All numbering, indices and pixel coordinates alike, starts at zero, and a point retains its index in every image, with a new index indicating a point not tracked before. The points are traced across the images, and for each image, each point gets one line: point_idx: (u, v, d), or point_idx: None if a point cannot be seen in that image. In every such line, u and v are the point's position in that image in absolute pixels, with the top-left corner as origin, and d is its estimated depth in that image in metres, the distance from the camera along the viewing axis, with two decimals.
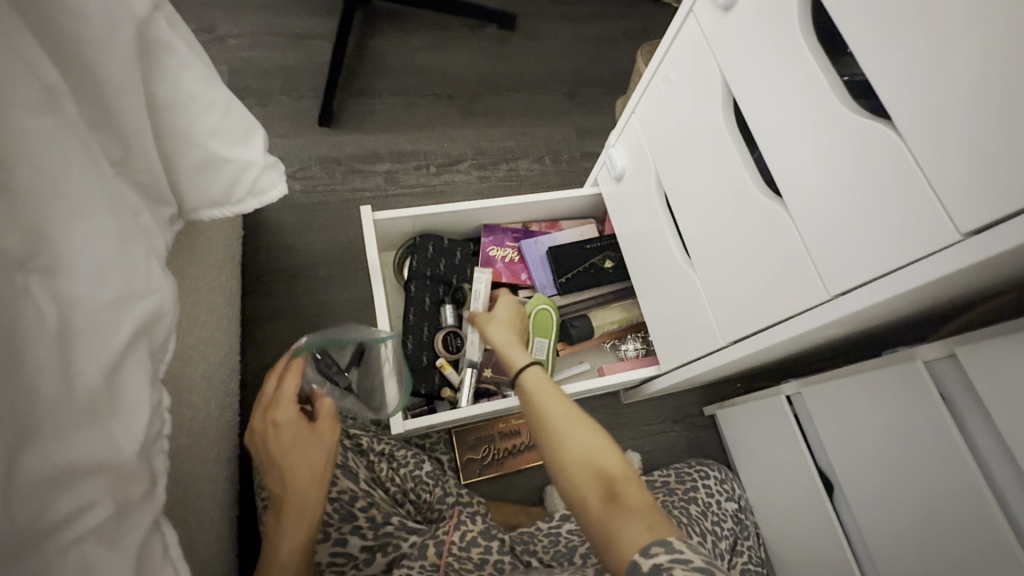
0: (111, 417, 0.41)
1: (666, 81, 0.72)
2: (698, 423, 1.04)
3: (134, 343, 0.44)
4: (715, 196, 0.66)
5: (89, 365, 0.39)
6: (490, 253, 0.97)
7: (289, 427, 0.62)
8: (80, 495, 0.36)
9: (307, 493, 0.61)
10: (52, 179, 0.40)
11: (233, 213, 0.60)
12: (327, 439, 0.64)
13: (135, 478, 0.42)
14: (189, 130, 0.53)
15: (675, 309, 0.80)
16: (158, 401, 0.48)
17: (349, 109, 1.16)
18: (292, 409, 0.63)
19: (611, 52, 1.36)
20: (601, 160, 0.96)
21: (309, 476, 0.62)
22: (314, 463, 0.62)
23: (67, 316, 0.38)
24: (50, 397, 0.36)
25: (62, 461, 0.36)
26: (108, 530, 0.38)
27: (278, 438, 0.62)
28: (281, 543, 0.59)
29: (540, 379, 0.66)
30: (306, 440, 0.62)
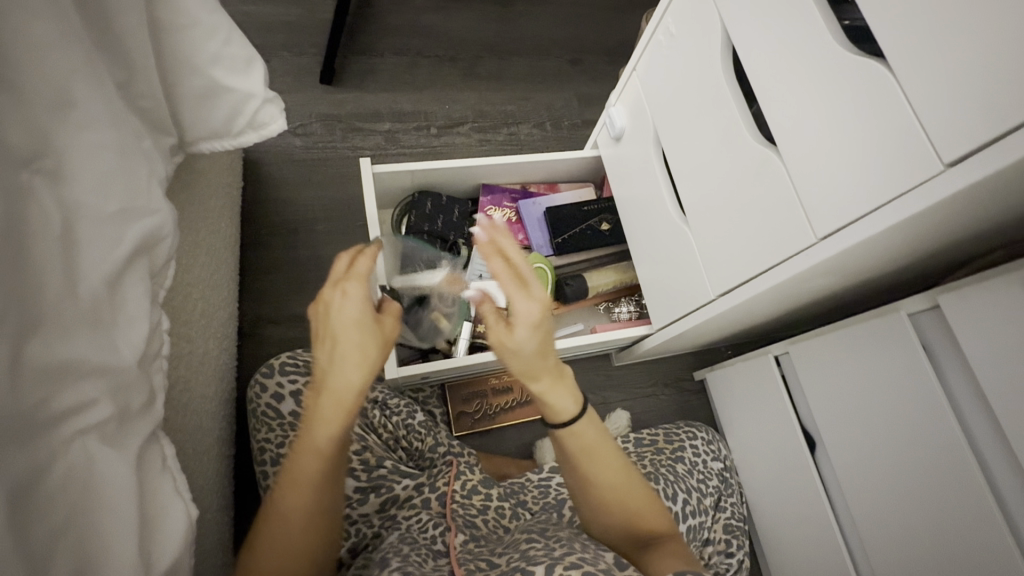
0: (112, 324, 0.41)
1: (668, 35, 0.72)
2: (687, 387, 1.06)
3: (135, 260, 0.45)
4: (711, 149, 0.67)
5: (91, 273, 0.40)
6: (488, 213, 0.98)
7: (355, 305, 0.53)
8: (83, 393, 0.37)
9: (349, 381, 0.54)
10: (55, 88, 0.40)
11: (232, 146, 0.60)
12: (386, 335, 0.56)
13: (137, 389, 0.44)
14: (190, 57, 0.53)
15: (670, 267, 0.81)
16: (158, 325, 0.49)
17: (350, 67, 1.15)
18: (364, 288, 0.54)
19: (616, 20, 1.35)
20: (601, 121, 0.96)
21: (356, 366, 0.54)
22: (368, 353, 0.54)
23: (70, 220, 0.39)
24: (53, 294, 0.37)
25: (65, 357, 0.36)
26: (110, 430, 0.39)
27: (339, 314, 0.53)
28: (315, 427, 0.54)
29: (591, 440, 0.63)
30: (366, 328, 0.54)
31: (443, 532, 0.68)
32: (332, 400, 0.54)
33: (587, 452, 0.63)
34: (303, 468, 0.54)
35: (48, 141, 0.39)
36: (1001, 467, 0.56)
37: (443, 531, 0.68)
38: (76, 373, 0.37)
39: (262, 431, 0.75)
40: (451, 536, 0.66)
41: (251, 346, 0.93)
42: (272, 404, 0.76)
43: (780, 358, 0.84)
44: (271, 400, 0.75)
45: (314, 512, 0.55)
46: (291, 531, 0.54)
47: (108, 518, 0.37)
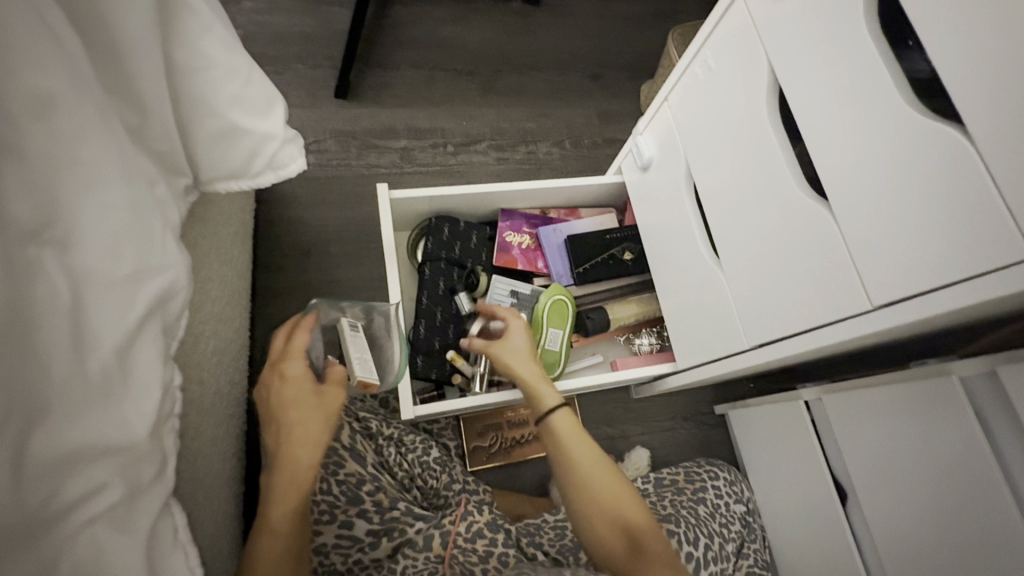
0: (125, 399, 0.39)
1: (706, 68, 0.68)
2: (707, 421, 1.03)
3: (148, 322, 0.42)
4: (750, 194, 0.63)
5: (102, 347, 0.37)
6: (507, 239, 0.94)
7: (296, 379, 0.60)
8: (93, 479, 0.35)
9: (298, 454, 0.58)
10: (65, 147, 0.37)
11: (250, 186, 0.57)
12: (331, 405, 0.61)
13: (148, 462, 0.41)
14: (207, 97, 0.50)
15: (699, 307, 0.77)
16: (172, 386, 0.47)
17: (366, 81, 1.12)
18: (300, 363, 0.62)
19: (639, 34, 1.31)
20: (626, 147, 0.93)
21: (303, 436, 0.58)
22: (311, 425, 0.59)
23: (79, 290, 0.36)
24: (60, 376, 0.34)
25: (72, 444, 0.34)
26: (122, 513, 0.37)
27: (282, 392, 0.60)
28: (270, 508, 0.56)
29: (568, 425, 0.67)
30: (306, 401, 0.59)
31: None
32: (283, 477, 0.57)
33: (565, 439, 0.66)
34: (265, 552, 0.55)
35: (58, 205, 0.36)
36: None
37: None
38: (83, 460, 0.35)
39: None
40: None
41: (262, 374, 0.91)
42: None
43: (810, 402, 0.81)
44: None
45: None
46: None
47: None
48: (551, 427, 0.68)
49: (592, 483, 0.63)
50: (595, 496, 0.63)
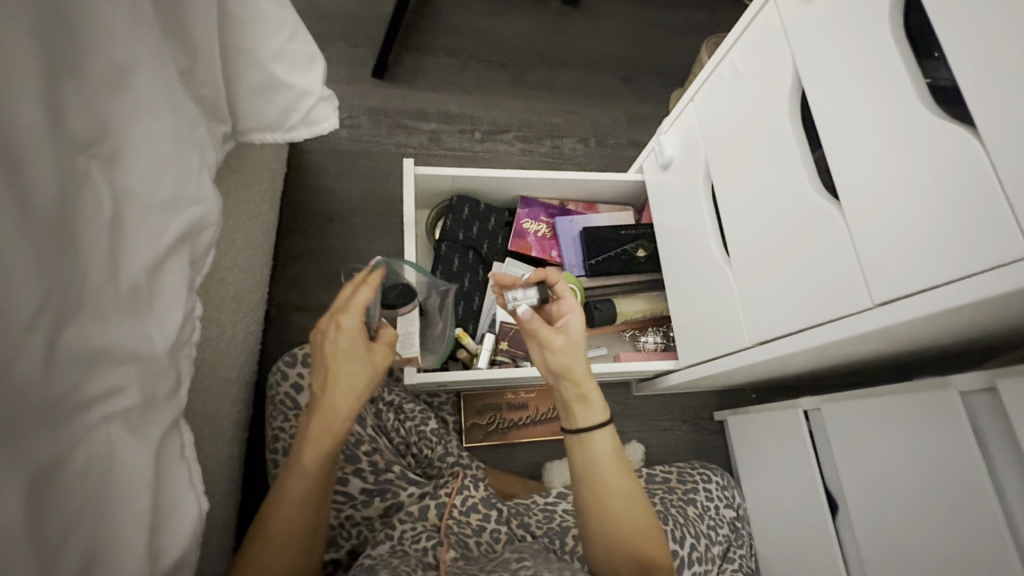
0: (146, 316, 0.41)
1: (733, 70, 0.69)
2: (705, 426, 1.03)
3: (177, 249, 0.45)
4: (766, 194, 0.64)
5: (130, 265, 0.40)
6: (524, 225, 0.96)
7: (348, 331, 0.59)
8: (112, 380, 0.37)
9: (340, 407, 0.58)
10: (118, 77, 0.40)
11: (285, 139, 0.59)
12: (378, 365, 0.60)
13: (167, 376, 0.44)
14: (254, 51, 0.53)
15: (706, 306, 0.78)
16: (191, 316, 0.49)
17: (403, 63, 1.15)
18: (356, 319, 0.60)
19: (673, 42, 1.32)
20: (649, 146, 0.94)
21: (347, 392, 0.59)
22: (356, 381, 0.59)
23: (120, 207, 0.39)
24: (96, 281, 0.37)
25: (97, 344, 0.36)
26: (139, 414, 0.40)
27: (333, 342, 0.60)
28: (303, 450, 0.58)
29: (608, 445, 0.66)
30: (355, 355, 0.59)
31: (436, 546, 0.69)
32: (320, 426, 0.58)
33: (599, 461, 0.65)
34: (292, 489, 0.57)
35: (108, 129, 0.39)
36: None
37: (436, 545, 0.69)
38: (107, 362, 0.37)
39: (277, 419, 0.75)
40: (442, 550, 0.67)
41: (275, 332, 0.94)
42: (291, 394, 0.76)
43: (809, 412, 0.81)
44: (290, 389, 0.76)
45: (301, 531, 0.57)
46: (274, 545, 0.55)
47: (124, 506, 0.37)
48: (591, 447, 0.66)
49: (619, 512, 0.64)
50: (620, 527, 0.63)
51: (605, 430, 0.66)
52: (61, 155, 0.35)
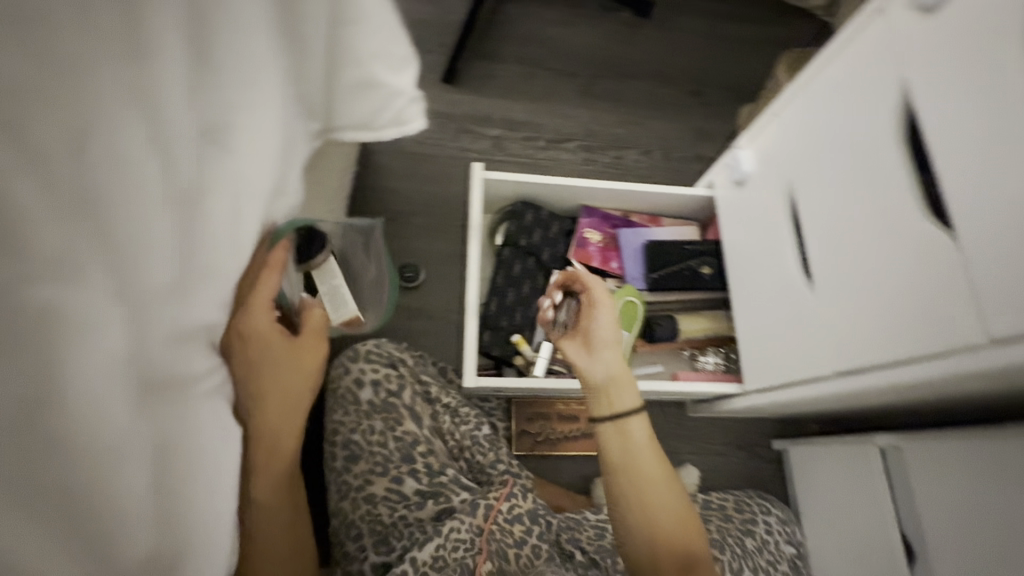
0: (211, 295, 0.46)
1: (827, 86, 0.67)
2: (762, 454, 0.99)
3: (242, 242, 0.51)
4: (861, 218, 0.61)
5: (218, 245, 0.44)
6: (585, 235, 0.95)
7: (263, 335, 0.54)
8: None
9: (274, 415, 0.56)
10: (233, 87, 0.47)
11: (372, 138, 0.60)
12: (306, 358, 0.59)
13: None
14: (355, 49, 0.53)
15: (780, 330, 0.75)
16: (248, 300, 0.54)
17: (472, 69, 1.17)
18: (265, 318, 0.54)
19: (745, 56, 1.29)
20: (722, 161, 0.90)
21: (274, 400, 0.55)
22: (291, 388, 0.57)
23: None
24: None
25: None
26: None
27: (248, 352, 0.53)
28: (255, 481, 0.56)
29: (643, 432, 0.65)
30: (278, 360, 0.56)
31: (473, 555, 0.68)
32: (262, 445, 0.55)
33: (636, 450, 0.64)
34: (263, 522, 0.56)
35: (221, 133, 0.47)
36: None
37: (474, 553, 0.68)
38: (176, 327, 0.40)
39: (338, 413, 0.77)
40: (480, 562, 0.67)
41: None
42: (353, 389, 0.78)
43: (885, 450, 0.76)
44: (351, 385, 0.78)
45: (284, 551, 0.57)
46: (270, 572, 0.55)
47: None
48: (627, 435, 0.65)
49: (666, 501, 0.61)
50: (665, 517, 0.61)
51: (638, 416, 0.65)
52: (171, 150, 0.43)
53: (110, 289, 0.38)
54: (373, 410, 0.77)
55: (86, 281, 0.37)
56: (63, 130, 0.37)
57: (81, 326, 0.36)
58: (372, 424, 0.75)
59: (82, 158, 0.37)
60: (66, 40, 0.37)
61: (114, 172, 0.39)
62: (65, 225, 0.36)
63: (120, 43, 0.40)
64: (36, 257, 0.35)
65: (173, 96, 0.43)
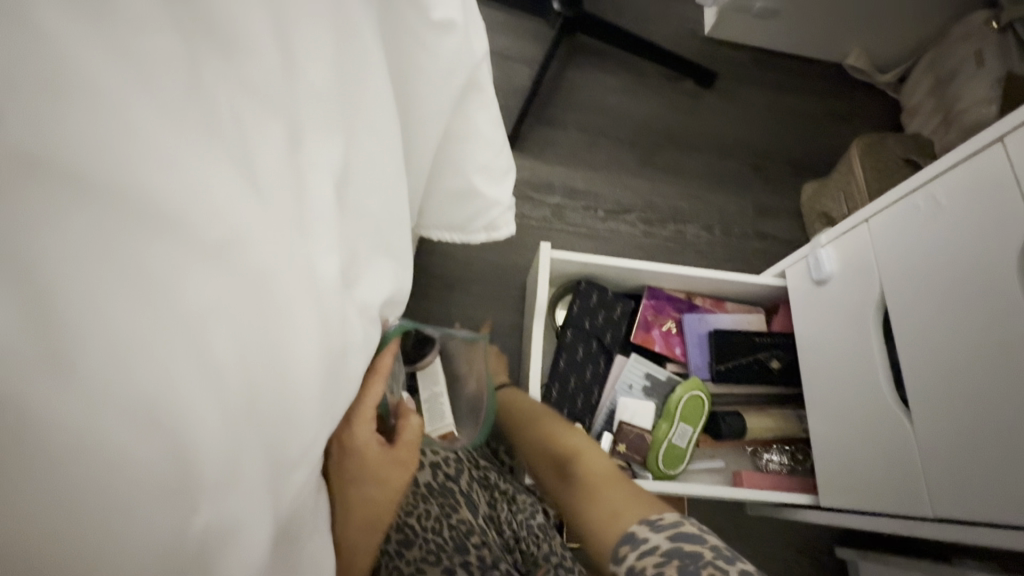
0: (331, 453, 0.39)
1: (932, 204, 0.63)
2: (826, 562, 0.93)
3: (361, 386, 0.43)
4: (980, 356, 0.58)
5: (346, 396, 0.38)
6: (649, 318, 0.92)
7: (364, 451, 0.47)
8: None
9: (359, 544, 0.47)
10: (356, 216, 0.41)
11: (461, 241, 0.58)
12: (402, 473, 0.49)
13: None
14: (461, 164, 0.53)
15: (866, 451, 0.71)
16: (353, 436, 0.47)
17: (534, 135, 1.17)
18: (369, 428, 0.48)
19: (808, 131, 1.27)
20: (798, 253, 0.87)
21: (366, 524, 0.47)
22: (380, 506, 0.48)
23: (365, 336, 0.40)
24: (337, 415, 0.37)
25: None
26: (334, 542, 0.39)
27: (345, 466, 0.46)
28: None
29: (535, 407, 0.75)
30: (375, 475, 0.47)
31: None
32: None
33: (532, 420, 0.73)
34: None
35: (350, 271, 0.39)
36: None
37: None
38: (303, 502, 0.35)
39: None
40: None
41: None
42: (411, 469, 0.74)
43: None
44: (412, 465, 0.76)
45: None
46: None
47: None
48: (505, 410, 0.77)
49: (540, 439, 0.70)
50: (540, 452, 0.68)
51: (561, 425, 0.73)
52: (323, 309, 0.35)
53: (268, 498, 0.30)
54: (430, 494, 0.73)
55: (250, 496, 0.29)
56: (234, 314, 0.29)
57: (233, 549, 0.28)
58: (429, 507, 0.71)
59: (249, 344, 0.29)
60: (234, 204, 0.30)
61: (280, 351, 0.31)
62: (238, 440, 0.28)
63: (281, 196, 0.33)
64: (210, 485, 0.27)
65: (321, 243, 0.35)
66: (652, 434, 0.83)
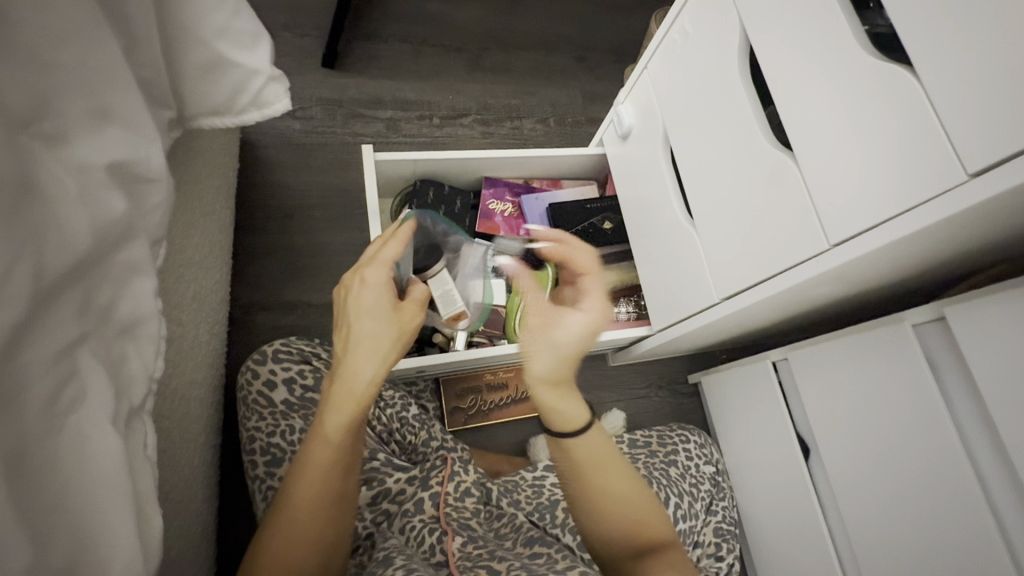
0: (80, 316, 0.36)
1: (684, 34, 0.71)
2: (681, 390, 1.07)
3: (107, 269, 0.39)
4: (726, 153, 0.66)
5: (57, 259, 0.34)
6: (489, 206, 0.96)
7: (377, 287, 0.57)
8: (78, 388, 0.34)
9: (362, 368, 0.56)
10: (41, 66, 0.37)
11: (234, 124, 0.58)
12: (406, 321, 0.58)
13: (141, 347, 0.42)
14: (196, 31, 0.51)
15: (673, 270, 0.80)
16: (152, 333, 0.44)
17: (353, 52, 1.13)
18: (382, 273, 0.58)
19: (623, 18, 1.34)
20: (608, 118, 0.95)
21: (371, 353, 0.56)
22: (379, 341, 0.56)
23: (85, 189, 0.37)
24: (56, 268, 0.34)
25: (64, 343, 0.34)
26: (111, 402, 0.36)
27: (358, 298, 0.57)
28: (326, 418, 0.55)
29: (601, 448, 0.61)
30: (381, 311, 0.57)
31: (441, 539, 0.64)
32: (342, 392, 0.55)
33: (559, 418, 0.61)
34: (316, 462, 0.54)
35: (40, 120, 0.35)
36: (1010, 499, 0.55)
37: (441, 538, 0.64)
38: (29, 353, 0.32)
39: (252, 419, 0.73)
40: (448, 542, 0.62)
41: (243, 333, 0.91)
42: (265, 392, 0.74)
43: (777, 363, 0.84)
44: (264, 385, 0.74)
45: (325, 503, 0.55)
46: (301, 514, 0.53)
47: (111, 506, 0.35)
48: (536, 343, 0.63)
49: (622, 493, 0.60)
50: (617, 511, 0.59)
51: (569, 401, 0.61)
52: None
53: None
54: (290, 410, 0.73)
55: None
56: None
57: None
58: (292, 423, 0.72)
59: None
60: None
61: None
62: None
63: None
64: None
65: None
66: (505, 307, 0.85)
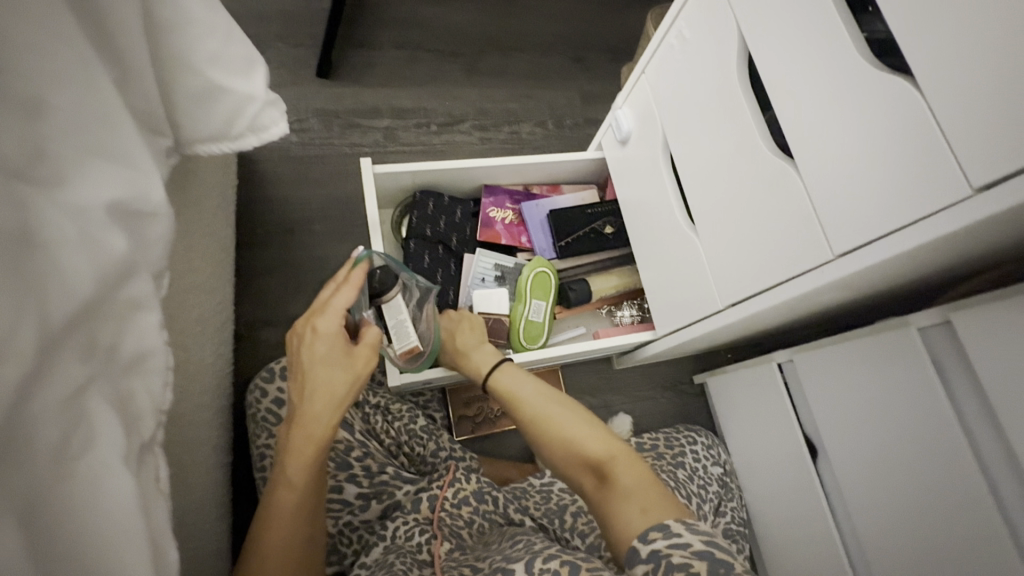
0: (86, 359, 0.36)
1: (680, 38, 0.70)
2: (687, 390, 1.07)
3: (111, 308, 0.39)
4: (726, 160, 0.65)
5: (60, 305, 0.34)
6: (490, 214, 0.95)
7: (329, 335, 0.59)
8: (87, 432, 0.35)
9: (320, 413, 0.57)
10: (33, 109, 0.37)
11: (232, 149, 0.58)
12: (360, 366, 0.60)
13: (149, 381, 0.43)
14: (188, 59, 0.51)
15: (676, 276, 0.80)
16: (159, 366, 0.44)
17: (348, 61, 1.12)
18: (333, 321, 0.60)
19: (619, 16, 1.33)
20: (607, 123, 0.94)
21: (327, 399, 0.58)
22: (335, 387, 0.58)
23: (86, 231, 0.37)
24: (58, 314, 0.34)
25: (71, 387, 0.34)
26: (123, 443, 0.37)
27: (311, 347, 0.59)
28: (286, 464, 0.56)
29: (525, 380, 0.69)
30: (334, 358, 0.59)
31: (430, 541, 0.67)
32: (302, 437, 0.57)
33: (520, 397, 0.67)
34: (280, 507, 0.55)
35: (34, 165, 0.35)
36: (1012, 491, 0.56)
37: (430, 539, 0.67)
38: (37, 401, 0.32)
39: (262, 436, 0.73)
40: (435, 545, 0.65)
41: (249, 349, 0.92)
42: (274, 409, 0.74)
43: (783, 364, 0.85)
44: (272, 403, 0.74)
45: (293, 547, 0.55)
46: (269, 559, 0.54)
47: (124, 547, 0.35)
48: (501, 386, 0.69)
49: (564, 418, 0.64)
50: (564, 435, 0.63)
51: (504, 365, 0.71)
52: None
53: None
54: None
55: None
56: None
57: None
58: None
59: None
60: None
61: None
62: None
63: None
64: None
65: None
66: (509, 315, 0.87)
